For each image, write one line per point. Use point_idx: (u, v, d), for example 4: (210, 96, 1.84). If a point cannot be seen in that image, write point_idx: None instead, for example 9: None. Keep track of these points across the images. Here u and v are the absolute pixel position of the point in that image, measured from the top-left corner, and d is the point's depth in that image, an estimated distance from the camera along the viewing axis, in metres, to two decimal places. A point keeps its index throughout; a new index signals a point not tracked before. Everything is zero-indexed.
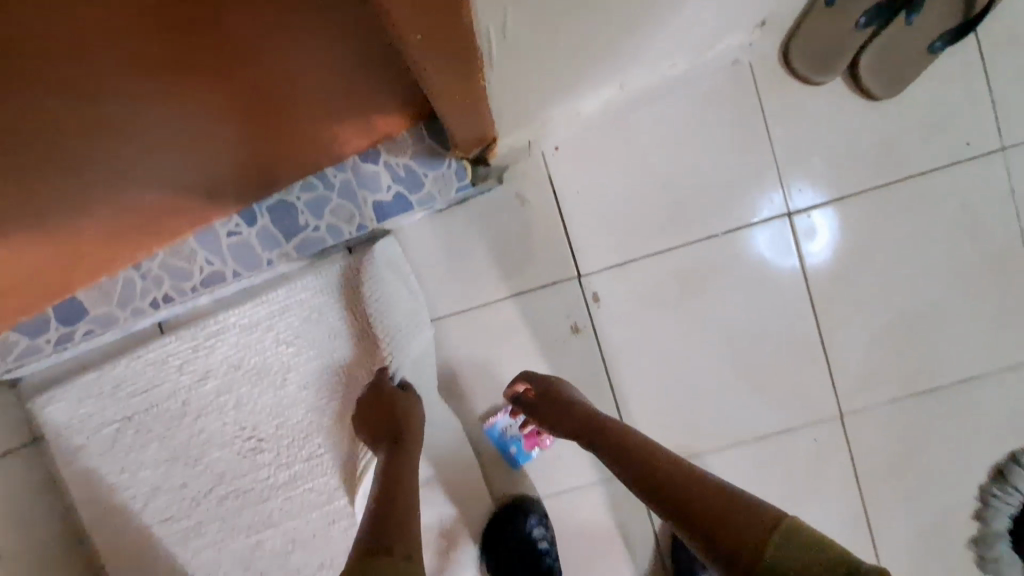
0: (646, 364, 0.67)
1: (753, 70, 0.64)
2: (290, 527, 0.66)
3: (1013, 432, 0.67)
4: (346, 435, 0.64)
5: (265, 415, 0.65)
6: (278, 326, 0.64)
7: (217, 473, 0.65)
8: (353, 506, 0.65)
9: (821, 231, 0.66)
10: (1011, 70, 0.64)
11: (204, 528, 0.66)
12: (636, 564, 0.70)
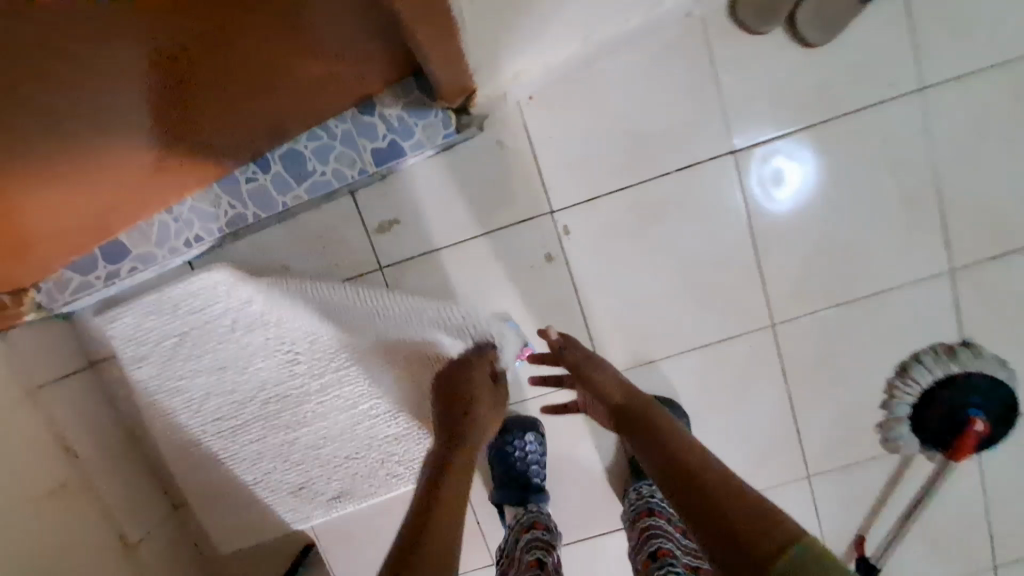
0: (610, 287, 0.78)
1: (704, 21, 0.72)
2: (322, 426, 0.77)
3: (913, 335, 0.80)
4: (372, 356, 0.73)
5: (300, 336, 0.73)
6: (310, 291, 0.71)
7: (261, 381, 0.75)
8: (377, 407, 0.76)
9: (790, 183, 0.76)
10: (931, 17, 0.72)
11: (250, 426, 0.77)
12: (602, 452, 0.84)
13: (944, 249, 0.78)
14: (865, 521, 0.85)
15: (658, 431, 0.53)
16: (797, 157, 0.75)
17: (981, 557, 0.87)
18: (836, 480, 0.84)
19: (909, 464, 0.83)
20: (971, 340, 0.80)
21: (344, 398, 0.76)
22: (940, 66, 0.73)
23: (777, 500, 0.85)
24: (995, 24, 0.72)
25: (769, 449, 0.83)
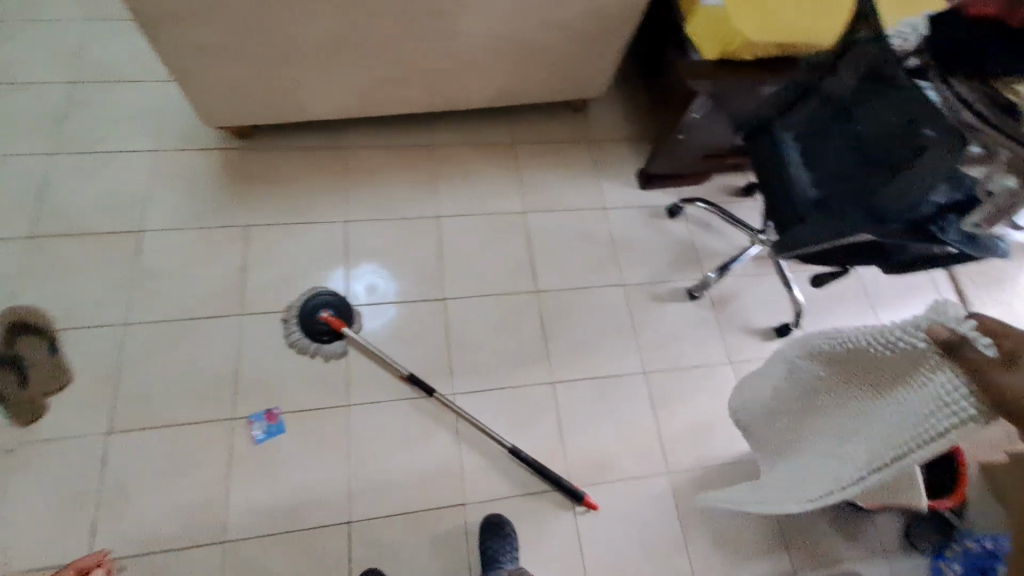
0: (157, 523, 1.20)
1: (20, 446, 1.22)
2: (883, 390, 0.75)
3: (270, 338, 1.39)
4: (895, 397, 0.73)
5: (873, 408, 0.78)
6: (874, 384, 0.77)
7: (865, 394, 0.80)
8: (882, 391, 0.76)
9: (386, 290, 1.50)
10: (86, 317, 1.35)
11: (860, 399, 0.81)
12: (272, 543, 1.21)
13: (226, 316, 1.40)
14: (390, 369, 1.40)
15: None
16: (138, 393, 1.30)
17: (425, 306, 1.49)
18: (349, 388, 1.37)
19: (355, 342, 1.40)
20: (289, 305, 1.43)
21: (879, 377, 0.76)
22: (118, 313, 1.36)
23: (358, 426, 1.34)
24: (106, 288, 1.38)
25: (318, 426, 1.32)
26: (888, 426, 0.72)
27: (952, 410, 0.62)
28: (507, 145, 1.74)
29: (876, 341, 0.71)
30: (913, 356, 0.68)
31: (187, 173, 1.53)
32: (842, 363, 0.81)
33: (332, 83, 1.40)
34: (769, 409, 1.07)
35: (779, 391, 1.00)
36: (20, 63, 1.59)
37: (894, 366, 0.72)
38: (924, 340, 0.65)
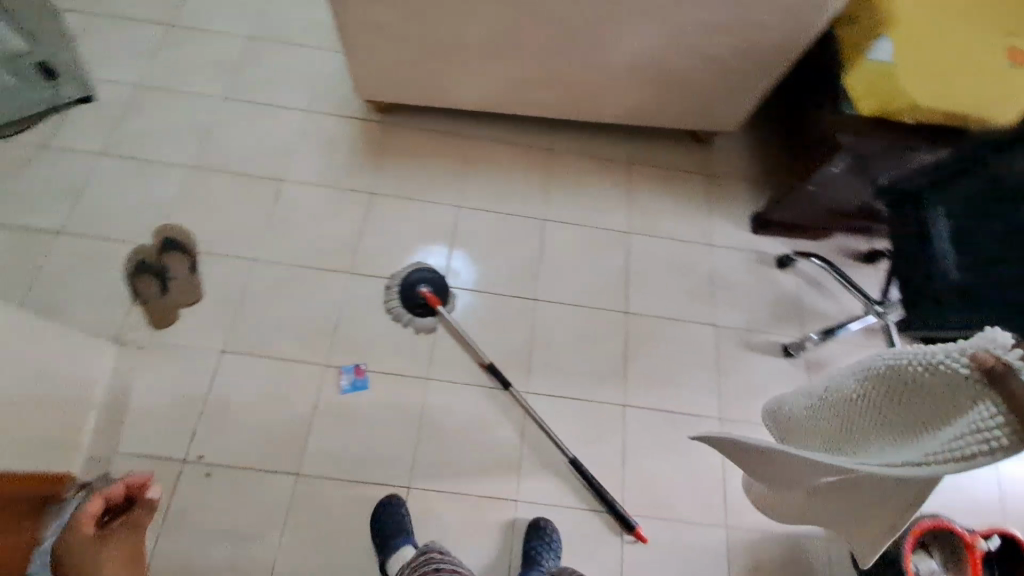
0: (245, 443, 1.31)
1: (149, 345, 1.37)
2: (909, 425, 0.72)
3: (371, 300, 1.48)
4: (924, 429, 0.69)
5: (893, 445, 0.73)
6: (900, 418, 0.74)
7: (887, 433, 0.76)
8: (907, 427, 0.73)
9: (484, 279, 1.55)
10: (223, 246, 1.50)
11: (880, 437, 0.76)
12: (339, 489, 1.30)
13: (337, 272, 1.51)
14: (472, 355, 1.45)
15: None
16: (252, 323, 1.43)
17: (516, 302, 1.53)
18: (433, 363, 1.43)
19: (445, 322, 1.46)
20: (394, 273, 1.52)
21: (907, 410, 0.73)
22: (249, 249, 1.51)
23: (433, 400, 1.40)
24: (244, 225, 1.53)
25: (398, 392, 1.40)
26: (908, 453, 0.68)
27: (978, 434, 0.60)
28: (624, 163, 1.75)
29: (920, 364, 0.70)
30: (952, 382, 0.66)
31: (330, 136, 1.67)
32: (874, 397, 0.78)
33: (480, 76, 1.47)
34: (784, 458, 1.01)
35: (793, 426, 0.97)
36: (213, 13, 1.80)
37: (929, 395, 0.69)
38: (968, 366, 0.63)
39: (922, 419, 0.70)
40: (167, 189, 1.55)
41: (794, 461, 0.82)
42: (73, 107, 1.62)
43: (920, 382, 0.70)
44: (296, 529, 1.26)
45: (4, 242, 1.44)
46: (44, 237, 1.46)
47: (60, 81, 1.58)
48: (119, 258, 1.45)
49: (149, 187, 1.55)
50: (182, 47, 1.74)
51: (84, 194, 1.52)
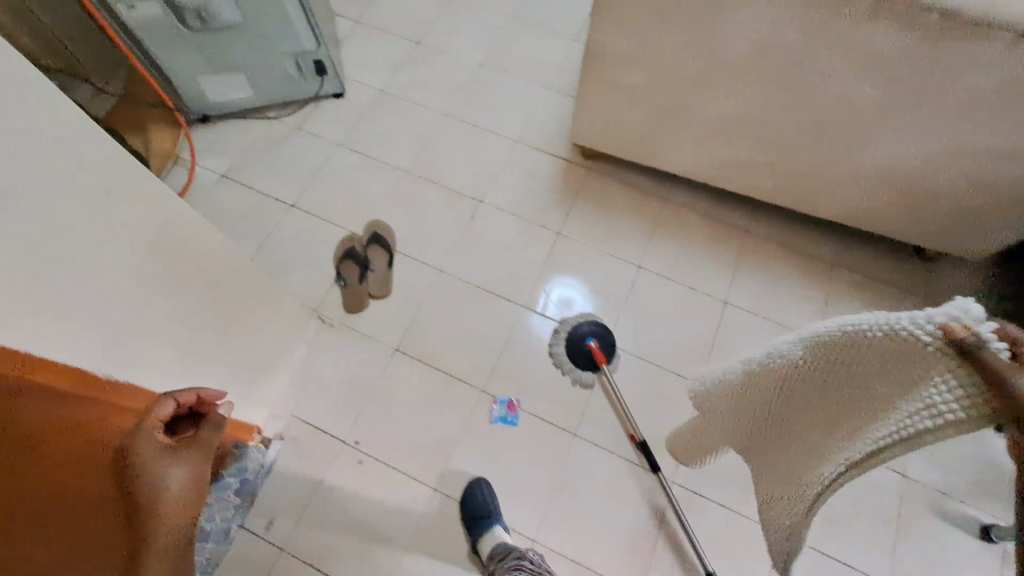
0: (397, 444, 1.37)
1: (339, 325, 1.50)
2: (862, 394, 0.67)
3: (538, 339, 1.50)
4: (879, 398, 0.65)
5: (847, 412, 0.70)
6: (846, 380, 0.70)
7: (835, 401, 0.72)
8: (857, 391, 0.68)
9: (652, 349, 1.50)
10: (418, 250, 1.60)
11: (830, 404, 0.73)
12: None
13: (512, 302, 1.55)
14: (623, 424, 1.39)
15: None
16: (426, 328, 1.50)
17: (681, 381, 1.46)
18: (587, 422, 1.39)
19: (604, 383, 1.42)
20: (564, 318, 1.52)
21: (857, 377, 0.68)
22: (440, 259, 1.60)
23: (578, 460, 1.36)
24: (440, 235, 1.63)
25: (546, 439, 1.38)
26: (873, 425, 0.65)
27: (943, 411, 0.56)
28: (824, 264, 1.62)
29: (874, 334, 0.63)
30: (909, 352, 0.60)
31: (532, 170, 1.74)
32: (818, 363, 0.72)
33: (705, 148, 1.43)
34: (722, 416, 0.98)
35: (727, 388, 0.92)
36: (454, 38, 1.97)
37: (880, 358, 0.64)
38: (932, 335, 0.56)
39: (874, 385, 0.65)
40: (383, 186, 1.70)
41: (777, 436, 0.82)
42: (327, 100, 1.85)
43: (871, 347, 0.64)
44: (425, 544, 1.28)
45: (249, 203, 1.67)
46: (280, 206, 1.67)
47: (326, 78, 1.77)
48: (333, 239, 1.61)
49: (369, 181, 1.71)
50: (422, 62, 1.92)
51: (317, 176, 1.72)
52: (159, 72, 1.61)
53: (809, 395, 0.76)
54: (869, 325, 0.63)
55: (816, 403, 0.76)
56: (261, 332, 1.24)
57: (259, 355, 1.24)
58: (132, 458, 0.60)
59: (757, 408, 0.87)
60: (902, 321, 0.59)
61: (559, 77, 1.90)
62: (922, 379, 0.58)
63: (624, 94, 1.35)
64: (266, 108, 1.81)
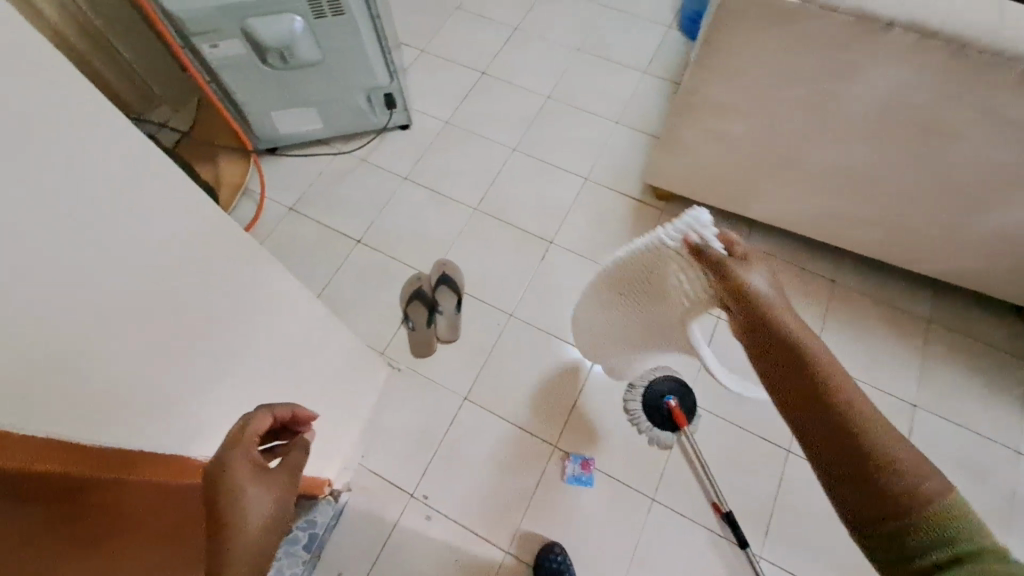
0: (467, 500, 1.32)
1: (406, 369, 1.46)
2: (664, 282, 0.97)
3: (611, 392, 1.43)
4: (671, 285, 0.95)
5: (659, 293, 1.01)
6: (643, 272, 0.99)
7: (649, 288, 1.02)
8: (659, 284, 0.99)
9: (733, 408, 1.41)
10: (486, 292, 1.56)
11: (646, 292, 1.04)
12: None
13: (584, 350, 1.49)
14: (705, 492, 1.32)
15: (829, 387, 0.66)
16: (495, 375, 1.45)
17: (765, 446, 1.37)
18: (665, 486, 1.32)
19: (684, 447, 1.35)
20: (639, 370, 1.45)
21: (648, 271, 0.96)
22: (508, 302, 1.55)
23: (656, 528, 1.29)
24: (508, 276, 1.58)
25: (622, 503, 1.31)
26: (669, 294, 0.97)
27: (696, 276, 0.87)
28: (918, 321, 1.51)
29: (649, 245, 0.90)
30: (668, 251, 0.87)
31: (602, 209, 1.68)
32: (629, 270, 1.00)
33: (800, 199, 1.34)
34: (594, 330, 1.30)
35: (588, 299, 1.22)
36: (521, 69, 1.93)
37: (653, 259, 0.92)
38: (679, 239, 0.83)
39: (660, 273, 0.95)
40: (450, 224, 1.66)
41: (631, 314, 1.14)
42: (393, 132, 1.82)
43: (644, 251, 0.92)
44: None
45: (316, 238, 1.65)
46: (347, 242, 1.65)
47: (394, 111, 1.74)
48: (400, 279, 1.58)
49: (436, 217, 1.68)
50: (489, 94, 1.89)
51: (383, 211, 1.69)
52: (234, 105, 1.61)
53: (631, 294, 1.07)
54: (642, 239, 0.91)
55: (637, 294, 1.06)
56: (338, 383, 1.21)
57: (335, 406, 1.21)
58: (226, 478, 0.60)
59: (611, 311, 1.18)
60: (652, 233, 0.87)
61: (629, 111, 1.84)
62: (681, 264, 0.87)
63: (716, 143, 1.28)
64: (332, 139, 1.80)
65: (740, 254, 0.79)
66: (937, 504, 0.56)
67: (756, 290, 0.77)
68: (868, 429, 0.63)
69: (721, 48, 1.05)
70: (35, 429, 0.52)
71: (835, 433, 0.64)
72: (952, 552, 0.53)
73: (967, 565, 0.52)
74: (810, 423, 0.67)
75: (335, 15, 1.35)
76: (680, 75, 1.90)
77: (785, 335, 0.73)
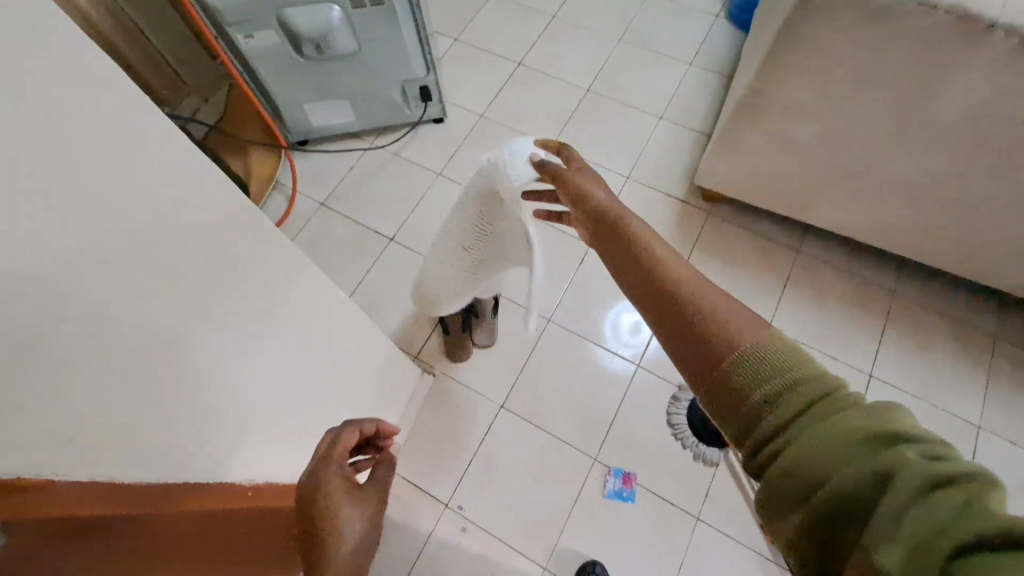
0: (502, 513, 1.28)
1: (442, 374, 1.42)
2: (507, 221, 1.07)
3: (654, 404, 1.37)
4: (501, 214, 1.06)
5: (495, 234, 1.11)
6: (486, 216, 1.08)
7: (482, 237, 1.12)
8: (504, 223, 1.08)
9: None
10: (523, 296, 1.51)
11: (482, 244, 1.15)
12: None
13: (625, 358, 1.42)
14: (753, 514, 1.25)
15: (682, 291, 0.52)
16: (532, 382, 1.40)
17: None
18: (710, 505, 1.26)
19: (732, 465, 1.28)
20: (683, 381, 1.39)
21: (488, 202, 1.05)
22: (547, 306, 1.49)
23: (700, 548, 1.23)
24: (546, 279, 1.52)
25: (666, 520, 1.26)
26: (507, 225, 1.08)
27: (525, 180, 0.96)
28: (985, 336, 1.41)
29: (494, 173, 1.01)
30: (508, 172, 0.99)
31: (644, 210, 1.60)
32: (477, 211, 1.10)
33: (861, 206, 1.26)
34: (444, 301, 1.35)
35: (433, 271, 1.28)
36: (560, 60, 1.85)
37: (494, 188, 1.03)
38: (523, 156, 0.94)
39: (502, 211, 1.05)
40: None
41: (468, 275, 1.22)
42: (426, 125, 1.76)
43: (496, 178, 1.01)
44: None
45: (349, 235, 1.61)
46: (380, 240, 1.60)
47: (429, 104, 1.68)
48: None
49: None
50: (526, 86, 1.81)
51: (417, 208, 1.64)
52: (266, 99, 1.57)
53: (466, 246, 1.17)
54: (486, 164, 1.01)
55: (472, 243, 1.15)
56: (375, 389, 1.17)
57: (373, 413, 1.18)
58: (324, 489, 0.64)
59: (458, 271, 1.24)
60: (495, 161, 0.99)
61: (674, 106, 1.75)
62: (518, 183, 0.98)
63: (774, 145, 1.20)
64: (364, 133, 1.75)
65: (578, 171, 0.73)
66: (768, 350, 0.46)
67: (601, 203, 0.66)
68: (726, 341, 0.48)
69: (792, 45, 0.97)
70: (73, 471, 0.50)
71: (696, 356, 0.49)
72: (802, 425, 0.42)
73: (814, 430, 0.41)
74: (666, 342, 0.52)
75: (373, 5, 1.29)
76: (728, 68, 1.80)
77: (629, 241, 0.60)
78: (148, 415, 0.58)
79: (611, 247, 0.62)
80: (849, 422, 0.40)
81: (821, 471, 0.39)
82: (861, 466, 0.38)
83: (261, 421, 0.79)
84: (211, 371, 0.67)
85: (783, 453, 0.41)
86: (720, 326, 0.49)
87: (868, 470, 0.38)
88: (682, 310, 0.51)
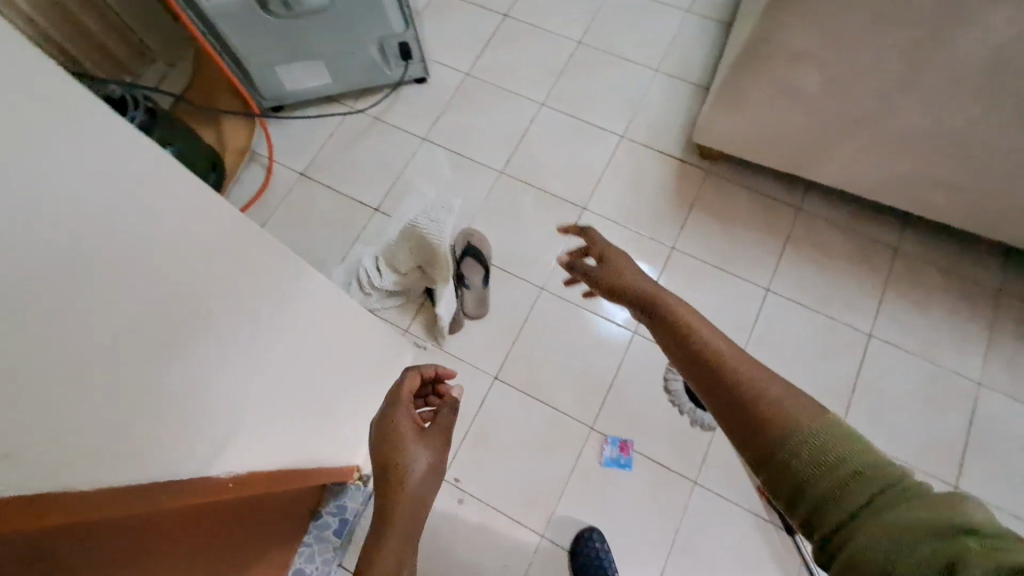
0: (499, 483, 1.27)
1: (434, 347, 1.39)
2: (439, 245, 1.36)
3: (651, 371, 1.34)
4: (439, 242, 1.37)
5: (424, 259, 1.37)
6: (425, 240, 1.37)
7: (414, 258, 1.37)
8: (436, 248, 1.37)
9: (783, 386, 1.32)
10: (515, 264, 1.46)
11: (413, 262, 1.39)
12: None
13: (620, 325, 1.39)
14: (750, 476, 1.25)
15: (731, 383, 0.58)
16: (526, 353, 1.38)
17: None
18: (708, 470, 1.26)
19: None
20: None
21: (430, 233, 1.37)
22: (540, 274, 1.45)
23: (698, 512, 1.23)
24: (538, 246, 1.47)
25: (663, 486, 1.26)
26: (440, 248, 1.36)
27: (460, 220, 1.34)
28: (989, 291, 1.38)
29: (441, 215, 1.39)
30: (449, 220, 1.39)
31: (639, 170, 1.54)
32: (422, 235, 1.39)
33: (868, 162, 1.19)
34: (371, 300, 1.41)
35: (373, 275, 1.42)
36: (549, 10, 1.73)
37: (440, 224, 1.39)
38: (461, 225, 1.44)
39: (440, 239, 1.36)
40: (475, 190, 1.54)
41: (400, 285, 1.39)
42: (408, 85, 1.66)
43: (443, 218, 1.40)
44: None
45: (332, 206, 1.55)
46: (364, 210, 1.54)
47: (410, 62, 1.58)
48: None
49: (458, 182, 1.55)
50: (513, 41, 1.70)
51: (401, 175, 1.57)
52: (235, 63, 1.47)
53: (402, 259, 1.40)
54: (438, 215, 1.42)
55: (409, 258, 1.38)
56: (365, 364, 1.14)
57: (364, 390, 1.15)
58: (393, 430, 0.74)
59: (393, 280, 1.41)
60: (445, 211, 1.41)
61: (670, 58, 1.65)
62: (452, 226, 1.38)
63: (779, 98, 1.13)
64: (343, 97, 1.66)
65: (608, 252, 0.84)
66: (817, 434, 0.49)
67: (644, 295, 0.76)
68: (774, 428, 0.52)
69: None
70: (44, 481, 0.44)
71: (750, 446, 0.54)
72: (868, 512, 0.44)
73: (884, 519, 0.43)
74: (726, 434, 0.58)
75: None
76: (728, 14, 1.68)
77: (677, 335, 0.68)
78: (118, 407, 0.54)
79: (666, 341, 0.69)
80: (916, 513, 0.42)
81: (893, 559, 0.41)
82: (934, 553, 0.39)
83: (242, 409, 0.75)
84: (182, 360, 0.62)
85: (855, 540, 0.44)
86: (768, 415, 0.53)
87: (935, 563, 0.39)
88: (735, 403, 0.57)
